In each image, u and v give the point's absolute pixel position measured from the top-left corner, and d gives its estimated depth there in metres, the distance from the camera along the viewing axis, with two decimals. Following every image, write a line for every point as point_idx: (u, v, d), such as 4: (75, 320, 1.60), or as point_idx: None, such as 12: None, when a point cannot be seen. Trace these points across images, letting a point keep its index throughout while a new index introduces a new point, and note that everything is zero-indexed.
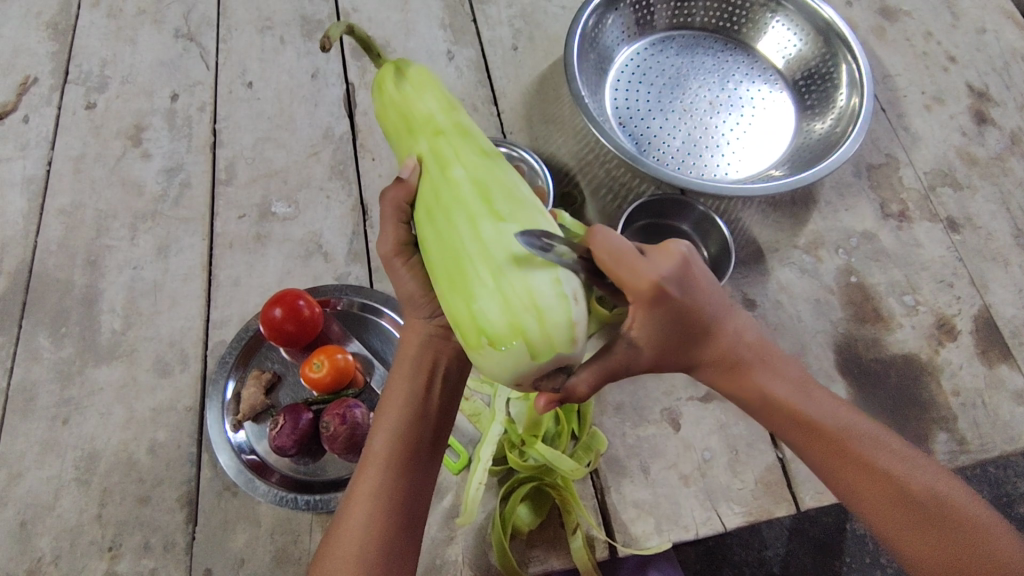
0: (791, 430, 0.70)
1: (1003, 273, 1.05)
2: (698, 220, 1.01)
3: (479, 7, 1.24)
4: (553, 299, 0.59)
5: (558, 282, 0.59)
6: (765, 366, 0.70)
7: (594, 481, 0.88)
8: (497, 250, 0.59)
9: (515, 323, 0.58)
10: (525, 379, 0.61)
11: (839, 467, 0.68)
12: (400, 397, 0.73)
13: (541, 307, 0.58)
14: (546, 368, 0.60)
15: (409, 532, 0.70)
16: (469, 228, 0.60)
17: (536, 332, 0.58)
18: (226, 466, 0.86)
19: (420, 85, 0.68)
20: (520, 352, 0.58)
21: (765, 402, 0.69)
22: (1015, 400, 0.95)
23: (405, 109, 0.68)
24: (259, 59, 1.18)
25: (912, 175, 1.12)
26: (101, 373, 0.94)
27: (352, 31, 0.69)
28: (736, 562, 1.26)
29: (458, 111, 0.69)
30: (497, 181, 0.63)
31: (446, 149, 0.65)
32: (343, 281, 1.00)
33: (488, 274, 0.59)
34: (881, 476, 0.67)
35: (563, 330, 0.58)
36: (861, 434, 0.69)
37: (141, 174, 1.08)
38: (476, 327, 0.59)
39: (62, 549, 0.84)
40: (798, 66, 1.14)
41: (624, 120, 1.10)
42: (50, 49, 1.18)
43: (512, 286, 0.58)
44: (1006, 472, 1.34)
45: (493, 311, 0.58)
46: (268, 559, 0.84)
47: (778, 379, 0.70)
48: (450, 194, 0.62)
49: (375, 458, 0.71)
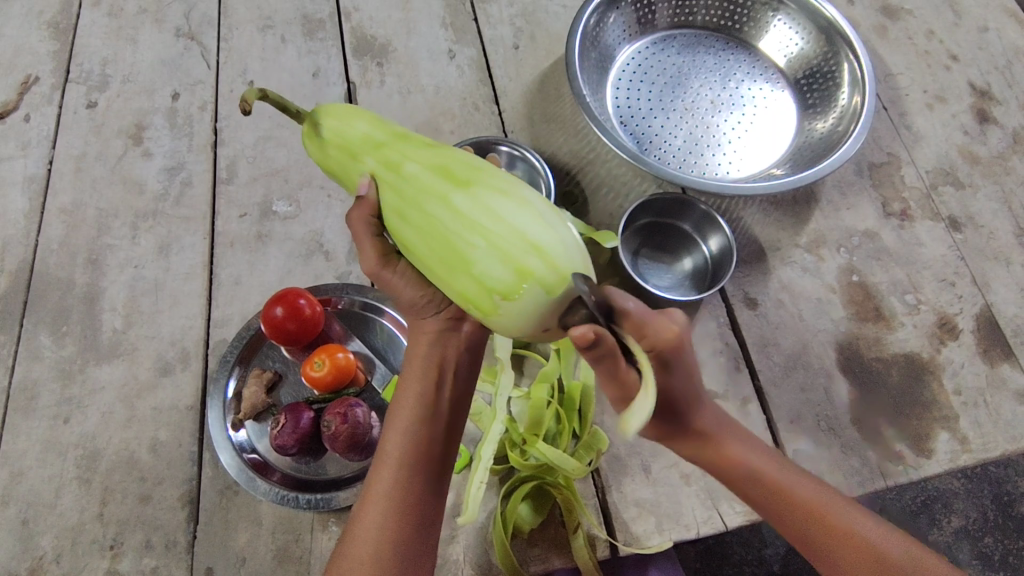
0: (769, 500, 0.70)
1: (1004, 272, 1.05)
2: (699, 220, 1.00)
3: (481, 6, 1.24)
4: (548, 235, 0.59)
5: (546, 221, 0.60)
6: (733, 438, 0.72)
7: (595, 480, 0.88)
8: (477, 213, 0.59)
9: (521, 269, 0.58)
10: (550, 323, 0.61)
11: (817, 535, 0.69)
12: (410, 397, 0.72)
13: (539, 245, 0.58)
14: (569, 300, 0.59)
15: (425, 529, 0.70)
16: (443, 206, 0.60)
17: (543, 269, 0.58)
18: (227, 465, 0.85)
19: (337, 113, 0.69)
20: (537, 293, 0.58)
21: (738, 474, 0.71)
22: (1016, 400, 0.95)
23: (336, 139, 0.68)
24: (260, 58, 1.18)
25: (914, 174, 1.12)
26: (102, 372, 0.94)
27: (266, 94, 0.69)
28: (736, 561, 1.26)
29: (388, 123, 0.69)
30: (453, 158, 0.63)
31: (389, 154, 0.65)
32: (345, 280, 1.01)
33: (478, 237, 0.59)
34: (859, 544, 0.68)
35: (567, 260, 0.59)
36: (837, 502, 0.70)
37: (142, 173, 1.08)
38: (486, 290, 0.59)
39: (63, 547, 0.84)
40: (800, 65, 1.13)
41: (625, 119, 1.10)
42: (51, 48, 1.18)
43: (505, 238, 0.58)
44: (1007, 472, 1.34)
45: (495, 268, 0.58)
46: (269, 557, 0.84)
47: (751, 451, 0.72)
48: (414, 187, 0.62)
49: (387, 460, 0.70)
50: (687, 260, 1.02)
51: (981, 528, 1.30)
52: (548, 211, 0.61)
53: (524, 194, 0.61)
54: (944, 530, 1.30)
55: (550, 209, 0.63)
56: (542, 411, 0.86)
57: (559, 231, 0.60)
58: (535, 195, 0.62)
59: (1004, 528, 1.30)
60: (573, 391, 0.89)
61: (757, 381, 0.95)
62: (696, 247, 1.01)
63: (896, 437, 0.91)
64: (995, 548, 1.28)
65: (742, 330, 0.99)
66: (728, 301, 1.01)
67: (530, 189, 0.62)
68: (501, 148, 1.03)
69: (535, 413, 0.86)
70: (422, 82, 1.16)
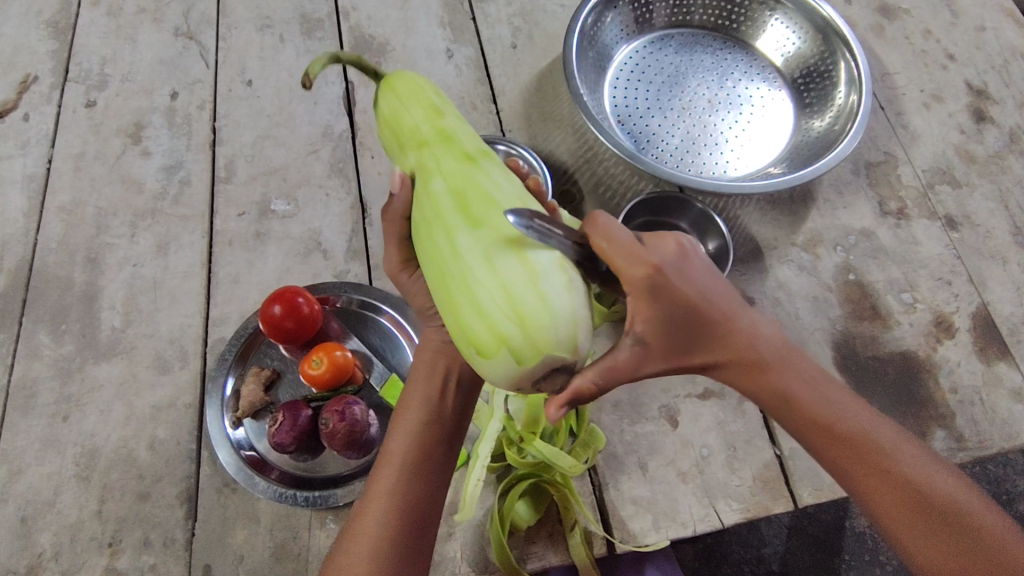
0: (816, 434, 0.68)
1: (1001, 271, 1.05)
2: (697, 217, 1.01)
3: (479, 6, 1.24)
4: (535, 305, 0.59)
5: (539, 286, 0.59)
6: (783, 365, 0.67)
7: (591, 477, 0.88)
8: (472, 259, 0.59)
9: (496, 331, 0.59)
10: (523, 383, 0.62)
11: (861, 473, 0.67)
12: (417, 400, 0.74)
13: (521, 315, 0.58)
14: (539, 372, 0.60)
15: (423, 532, 0.70)
16: (446, 240, 0.61)
17: (518, 336, 0.59)
18: (226, 462, 0.86)
19: (404, 94, 0.69)
20: (507, 359, 0.59)
21: (785, 401, 0.67)
22: (1013, 398, 0.95)
23: (394, 122, 0.69)
24: (259, 57, 1.18)
25: (911, 173, 1.12)
26: (102, 370, 0.95)
27: (338, 59, 0.72)
28: (735, 560, 1.26)
29: (444, 114, 0.68)
30: (475, 186, 0.62)
31: (427, 158, 0.65)
32: (343, 278, 1.01)
33: (466, 286, 0.60)
34: (901, 482, 0.66)
35: (547, 330, 0.59)
36: (882, 435, 0.68)
37: (141, 172, 1.08)
38: (465, 338, 0.61)
39: (62, 545, 0.85)
40: (797, 64, 1.14)
41: (623, 118, 1.10)
42: (50, 47, 1.18)
43: (491, 294, 0.59)
44: (1005, 470, 1.35)
45: (477, 323, 0.59)
46: (267, 554, 0.84)
47: (798, 377, 0.68)
48: (429, 207, 0.63)
49: (391, 458, 0.72)
50: None
51: None
52: (548, 271, 0.60)
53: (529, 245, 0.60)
54: None
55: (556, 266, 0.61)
56: (540, 410, 0.86)
57: (550, 298, 0.59)
58: (544, 249, 0.61)
59: None
60: None
61: None
62: None
63: None
64: None
65: None
66: None
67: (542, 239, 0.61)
68: (499, 146, 1.04)
69: (532, 412, 0.86)
70: None
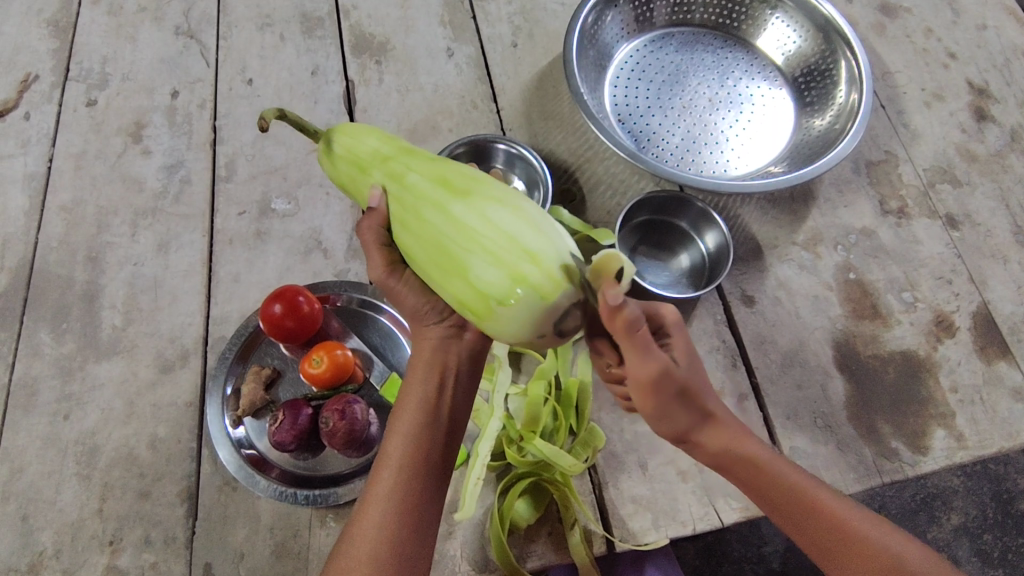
0: (784, 504, 0.69)
1: (1002, 270, 1.05)
2: (695, 216, 1.00)
3: (479, 5, 1.24)
4: (541, 241, 0.60)
5: (543, 228, 0.61)
6: (751, 446, 0.68)
7: (591, 477, 0.89)
8: (471, 219, 0.60)
9: (512, 272, 0.59)
10: (545, 328, 0.61)
11: (821, 534, 0.68)
12: (413, 400, 0.73)
13: (532, 250, 0.59)
14: (561, 307, 0.60)
15: (422, 531, 0.69)
16: (439, 215, 0.61)
17: (535, 274, 0.59)
18: (226, 461, 0.86)
19: (352, 132, 0.71)
20: (529, 298, 0.59)
21: (753, 476, 0.68)
22: (1013, 397, 0.95)
23: (351, 157, 0.70)
24: (259, 56, 1.18)
25: (911, 172, 1.12)
26: (102, 368, 0.95)
27: (287, 115, 0.72)
28: (736, 558, 1.26)
29: (396, 138, 0.70)
30: (452, 168, 0.64)
31: (397, 167, 0.66)
32: (343, 277, 1.01)
33: (475, 246, 0.60)
34: (867, 547, 0.67)
35: (560, 264, 0.59)
36: (841, 503, 0.69)
37: (142, 171, 1.08)
38: (480, 293, 0.60)
39: (63, 543, 0.85)
40: (798, 62, 1.13)
41: (623, 117, 1.10)
42: (51, 46, 1.18)
43: (500, 245, 0.59)
44: (1006, 469, 1.35)
45: (490, 272, 0.59)
46: (267, 553, 0.84)
47: (763, 450, 0.69)
48: (413, 196, 0.64)
49: (388, 461, 0.71)
50: (683, 256, 1.02)
51: (981, 525, 1.31)
52: (544, 220, 0.62)
53: (516, 200, 0.62)
54: (944, 528, 1.30)
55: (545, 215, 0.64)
56: (539, 407, 0.87)
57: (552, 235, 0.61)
58: (531, 204, 0.63)
59: (1003, 525, 1.31)
60: (570, 388, 0.90)
61: (754, 378, 0.96)
62: (694, 244, 1.01)
63: (893, 434, 0.92)
64: (994, 545, 1.29)
65: (739, 327, 0.99)
66: (725, 298, 1.01)
67: (526, 198, 0.63)
68: (498, 145, 1.03)
69: (532, 410, 0.87)
70: (420, 80, 1.16)
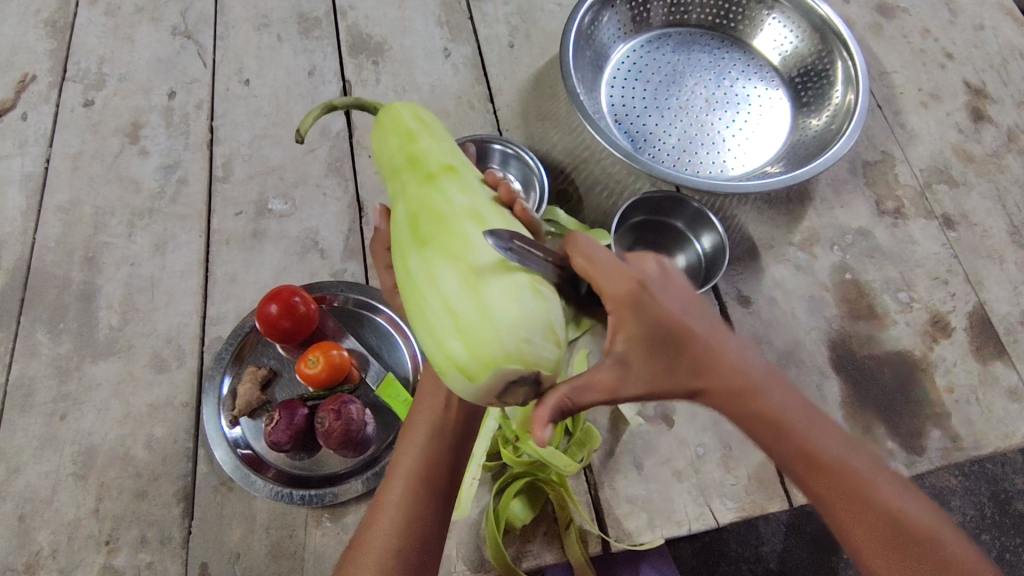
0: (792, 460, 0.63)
1: (998, 270, 1.05)
2: (691, 217, 1.01)
3: (476, 5, 1.24)
4: (476, 318, 0.58)
5: (483, 299, 0.59)
6: (771, 389, 0.64)
7: (586, 476, 0.89)
8: (419, 281, 0.61)
9: (444, 349, 0.59)
10: (488, 399, 0.61)
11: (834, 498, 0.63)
12: (423, 413, 0.76)
13: (463, 329, 0.58)
14: (492, 388, 0.59)
15: (429, 538, 0.70)
16: (402, 266, 0.63)
17: (464, 355, 0.58)
18: (223, 461, 0.86)
19: (383, 130, 0.72)
20: (457, 377, 0.59)
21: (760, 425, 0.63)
22: (1009, 397, 0.95)
23: (379, 161, 0.72)
24: (256, 56, 1.18)
25: (908, 172, 1.12)
26: (99, 368, 0.95)
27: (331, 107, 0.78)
28: (734, 558, 1.26)
29: (418, 137, 0.69)
30: (427, 205, 0.63)
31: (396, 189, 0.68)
32: (340, 278, 1.01)
33: (418, 307, 0.61)
34: (878, 512, 0.62)
35: (492, 348, 0.58)
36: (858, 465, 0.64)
37: (139, 171, 1.09)
38: (427, 355, 0.62)
39: (60, 542, 0.85)
40: (795, 62, 1.14)
41: (620, 117, 1.10)
42: (49, 46, 1.18)
43: (438, 316, 0.60)
44: (1004, 469, 1.35)
45: (430, 341, 0.60)
46: (264, 553, 0.84)
47: (776, 396, 0.64)
48: (396, 232, 0.66)
49: (399, 470, 0.73)
50: (679, 256, 1.02)
51: (978, 525, 1.31)
52: (490, 288, 0.59)
53: (471, 258, 0.60)
54: None
55: (506, 274, 0.60)
56: None
57: (493, 312, 0.58)
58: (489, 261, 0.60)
59: (1001, 525, 1.31)
60: None
61: None
62: (689, 244, 1.01)
63: (888, 434, 0.92)
64: (992, 545, 1.29)
65: (735, 327, 0.99)
66: (721, 298, 1.01)
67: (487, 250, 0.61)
68: (495, 146, 1.03)
69: None
70: (417, 80, 1.17)
